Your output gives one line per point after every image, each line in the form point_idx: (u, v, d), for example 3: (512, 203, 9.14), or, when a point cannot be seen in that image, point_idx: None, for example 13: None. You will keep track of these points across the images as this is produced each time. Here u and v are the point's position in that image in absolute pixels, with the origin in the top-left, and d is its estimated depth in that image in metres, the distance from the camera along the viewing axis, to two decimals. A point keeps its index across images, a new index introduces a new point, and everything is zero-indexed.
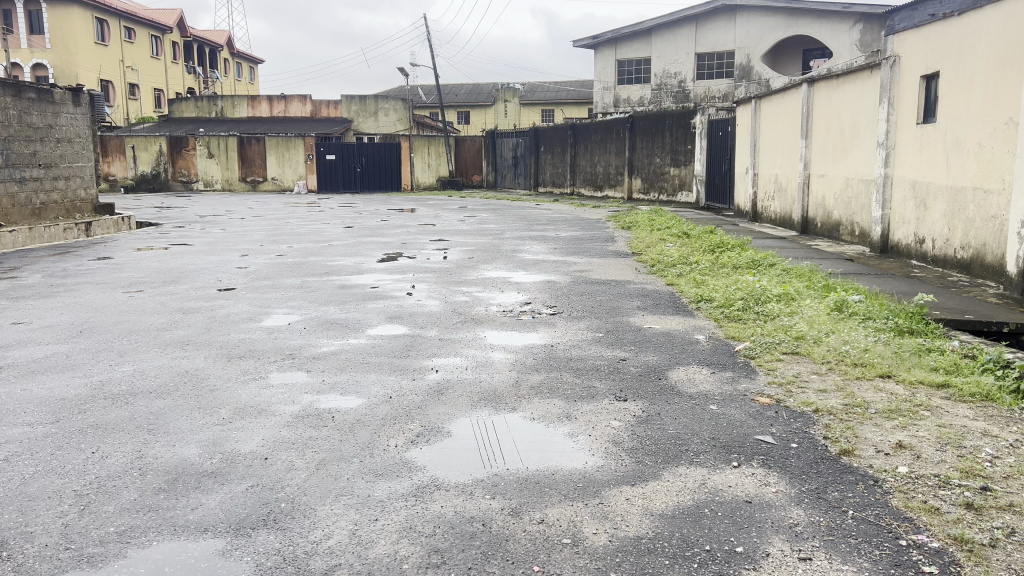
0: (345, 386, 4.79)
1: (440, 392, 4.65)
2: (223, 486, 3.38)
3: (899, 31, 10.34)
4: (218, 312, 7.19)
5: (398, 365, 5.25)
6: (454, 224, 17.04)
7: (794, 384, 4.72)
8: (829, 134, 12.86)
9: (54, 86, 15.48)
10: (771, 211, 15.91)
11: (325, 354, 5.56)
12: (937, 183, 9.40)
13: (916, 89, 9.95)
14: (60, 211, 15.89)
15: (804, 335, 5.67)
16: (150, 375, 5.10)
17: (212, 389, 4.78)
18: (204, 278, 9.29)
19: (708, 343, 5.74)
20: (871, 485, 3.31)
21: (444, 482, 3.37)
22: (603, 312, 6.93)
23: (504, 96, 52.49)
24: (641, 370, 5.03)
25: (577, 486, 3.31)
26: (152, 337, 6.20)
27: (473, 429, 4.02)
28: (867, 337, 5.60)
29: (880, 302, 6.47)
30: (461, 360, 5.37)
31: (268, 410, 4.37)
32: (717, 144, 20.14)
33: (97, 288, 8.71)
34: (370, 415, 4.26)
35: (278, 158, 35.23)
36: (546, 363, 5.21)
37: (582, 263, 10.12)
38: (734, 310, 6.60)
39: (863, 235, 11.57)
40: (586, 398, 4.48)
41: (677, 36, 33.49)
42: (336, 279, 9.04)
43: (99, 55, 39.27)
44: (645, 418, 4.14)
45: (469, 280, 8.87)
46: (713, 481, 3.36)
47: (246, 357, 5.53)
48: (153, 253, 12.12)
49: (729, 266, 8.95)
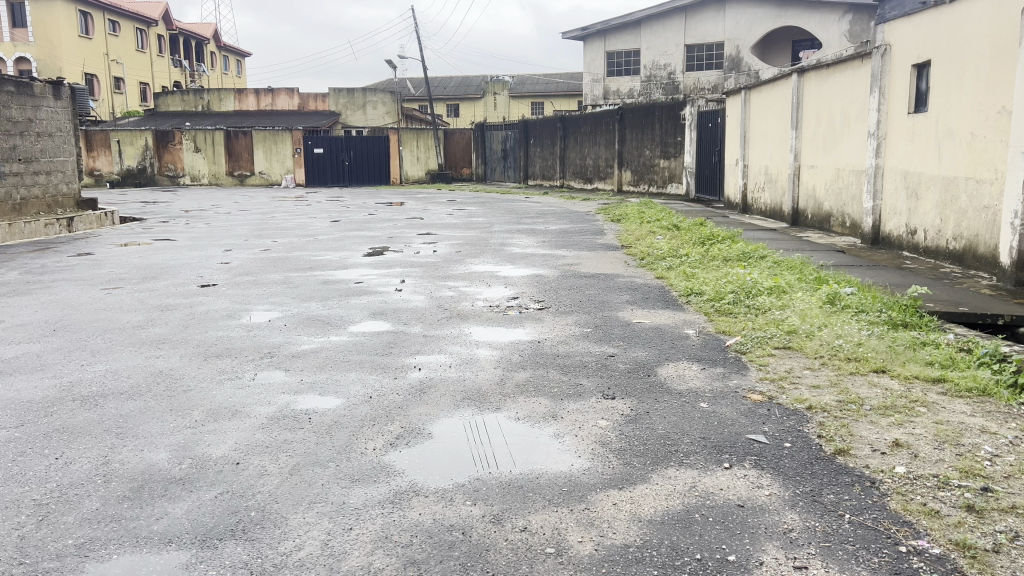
0: (325, 386, 4.63)
1: (423, 391, 4.49)
2: (191, 493, 3.22)
3: (891, 20, 10.23)
4: (197, 309, 7.00)
5: (379, 364, 5.09)
6: (442, 217, 16.87)
7: (787, 380, 4.59)
8: (819, 125, 12.74)
9: (34, 79, 15.21)
10: (761, 203, 15.81)
11: (305, 352, 5.39)
12: (929, 174, 9.29)
13: (907, 78, 9.83)
14: (41, 206, 15.60)
15: (796, 329, 5.53)
16: (123, 376, 4.92)
17: (186, 390, 4.61)
18: (185, 274, 9.10)
19: (698, 337, 5.61)
20: (868, 487, 3.17)
21: (423, 488, 3.22)
22: (591, 306, 6.79)
23: (493, 88, 52.36)
24: (630, 366, 4.89)
25: (562, 491, 3.17)
26: (127, 336, 6.02)
27: (458, 430, 3.87)
28: (860, 330, 5.47)
29: (872, 294, 6.35)
30: (445, 357, 5.22)
31: (242, 411, 4.22)
32: (706, 136, 20.05)
33: (74, 285, 8.49)
34: (349, 416, 4.10)
35: (265, 152, 35.02)
36: (533, 360, 5.06)
37: (571, 256, 9.97)
38: (724, 303, 6.47)
39: (854, 226, 11.46)
40: (572, 396, 4.33)
41: (666, 27, 33.24)
42: (319, 274, 8.85)
43: (82, 48, 38.82)
44: (634, 417, 3.99)
45: (456, 275, 8.71)
46: (704, 484, 3.22)
47: (223, 356, 5.35)
48: (135, 249, 11.89)
49: (719, 259, 8.82)
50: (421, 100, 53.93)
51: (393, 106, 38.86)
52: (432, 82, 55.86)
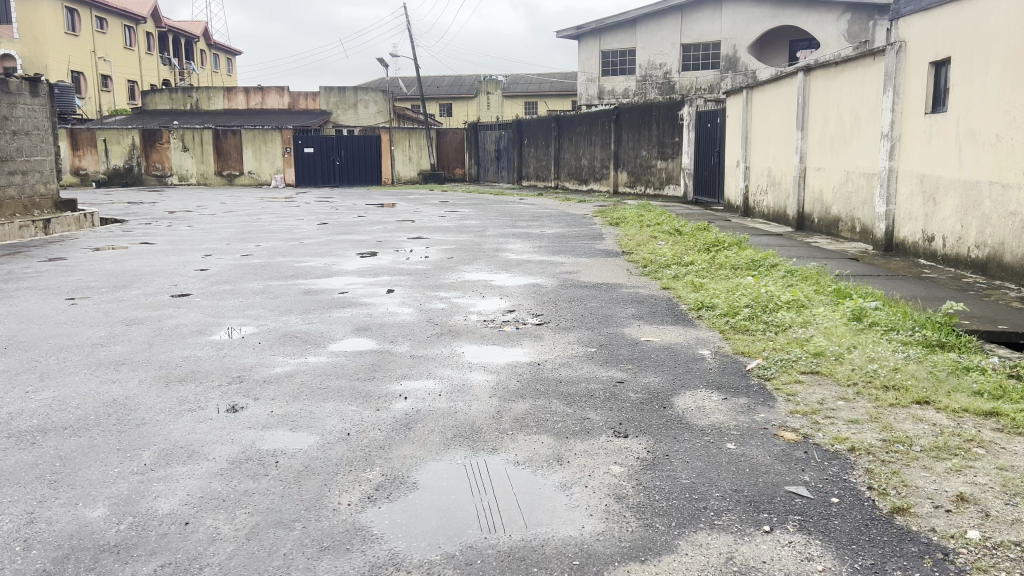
0: (298, 420, 4.08)
1: (408, 427, 3.94)
2: (126, 566, 2.67)
3: (907, 16, 9.72)
4: (165, 323, 6.43)
5: (360, 392, 4.52)
6: (434, 220, 16.32)
7: (820, 413, 4.06)
8: (827, 126, 12.25)
9: (9, 76, 14.62)
10: (764, 206, 15.31)
11: (277, 377, 4.82)
12: (948, 178, 8.79)
13: (924, 77, 9.32)
14: (17, 207, 14.99)
15: (823, 351, 5.00)
16: (70, 406, 4.34)
17: (139, 425, 4.05)
18: (160, 283, 8.52)
19: (714, 359, 5.08)
20: (940, 559, 2.64)
21: (406, 560, 2.67)
22: (596, 321, 6.25)
23: (487, 87, 51.83)
24: (643, 396, 4.33)
25: (572, 565, 2.62)
26: (84, 355, 5.46)
27: (449, 477, 3.33)
28: (894, 353, 4.93)
29: (901, 310, 5.83)
30: (435, 384, 4.66)
31: (200, 452, 3.66)
32: (705, 136, 19.55)
33: (38, 294, 7.91)
34: (322, 459, 3.55)
35: (255, 151, 34.39)
36: (533, 388, 4.51)
37: (569, 263, 9.43)
38: (740, 320, 5.93)
39: (864, 232, 10.97)
40: (578, 434, 3.79)
41: (661, 26, 32.80)
42: (302, 283, 8.29)
43: (69, 45, 38.12)
44: (652, 461, 3.46)
45: (447, 284, 8.17)
46: (742, 554, 2.68)
47: (187, 381, 4.79)
48: (110, 254, 11.29)
49: (727, 267, 8.28)
50: (413, 100, 53.34)
51: (385, 106, 38.30)
52: (425, 81, 55.37)
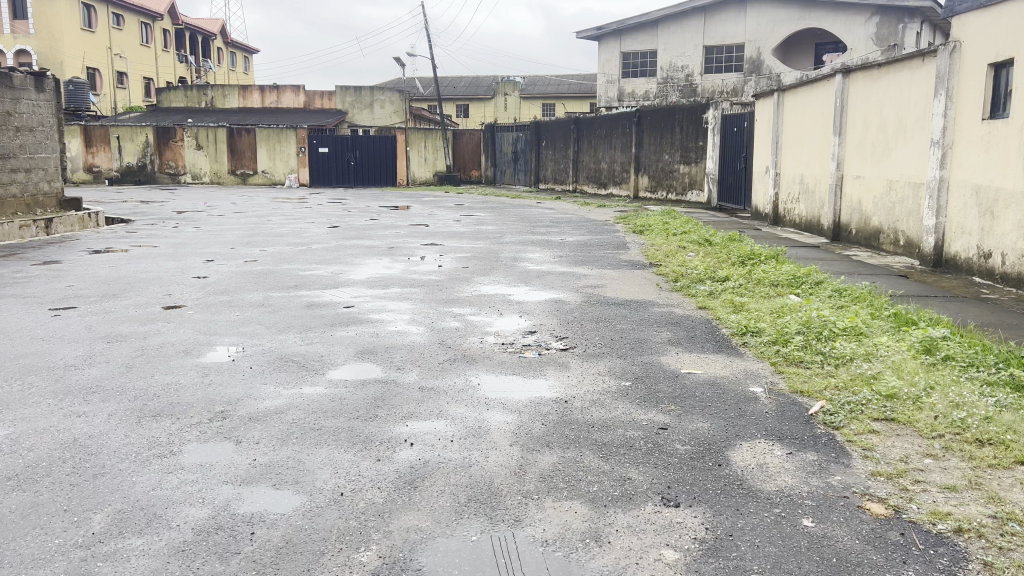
0: (283, 474, 3.42)
1: (412, 486, 3.29)
2: None
3: (962, 14, 9.00)
4: (150, 342, 5.80)
5: (360, 436, 3.86)
6: (449, 224, 15.73)
7: (908, 477, 3.38)
8: (868, 131, 11.52)
9: (13, 70, 14.11)
10: (796, 215, 14.56)
11: (266, 414, 4.18)
12: (1008, 188, 8.04)
13: (982, 79, 8.60)
14: (20, 206, 14.46)
15: (897, 393, 4.30)
16: (21, 449, 3.72)
17: (98, 474, 3.43)
18: (154, 291, 7.94)
19: (769, 401, 4.38)
20: None
21: None
22: (627, 348, 5.56)
23: (504, 88, 49.36)
24: (692, 448, 3.67)
25: None
26: (52, 380, 4.84)
27: (462, 561, 2.68)
28: (981, 396, 4.23)
29: (978, 343, 5.13)
30: (446, 425, 4.01)
31: (165, 517, 3.03)
32: (731, 141, 18.80)
33: (22, 303, 7.34)
34: (309, 530, 2.92)
35: (269, 150, 33.93)
36: (562, 435, 3.85)
37: (593, 276, 8.78)
38: (792, 350, 5.25)
39: (910, 245, 10.24)
40: (618, 500, 3.14)
41: (684, 28, 31.93)
42: (304, 295, 7.67)
43: (84, 41, 37.75)
44: (713, 543, 2.80)
45: (462, 298, 7.51)
46: None
47: (161, 417, 4.15)
48: (107, 257, 10.75)
49: (767, 285, 7.60)
50: (431, 100, 53.04)
51: (401, 106, 37.82)
52: (442, 82, 55.04)
